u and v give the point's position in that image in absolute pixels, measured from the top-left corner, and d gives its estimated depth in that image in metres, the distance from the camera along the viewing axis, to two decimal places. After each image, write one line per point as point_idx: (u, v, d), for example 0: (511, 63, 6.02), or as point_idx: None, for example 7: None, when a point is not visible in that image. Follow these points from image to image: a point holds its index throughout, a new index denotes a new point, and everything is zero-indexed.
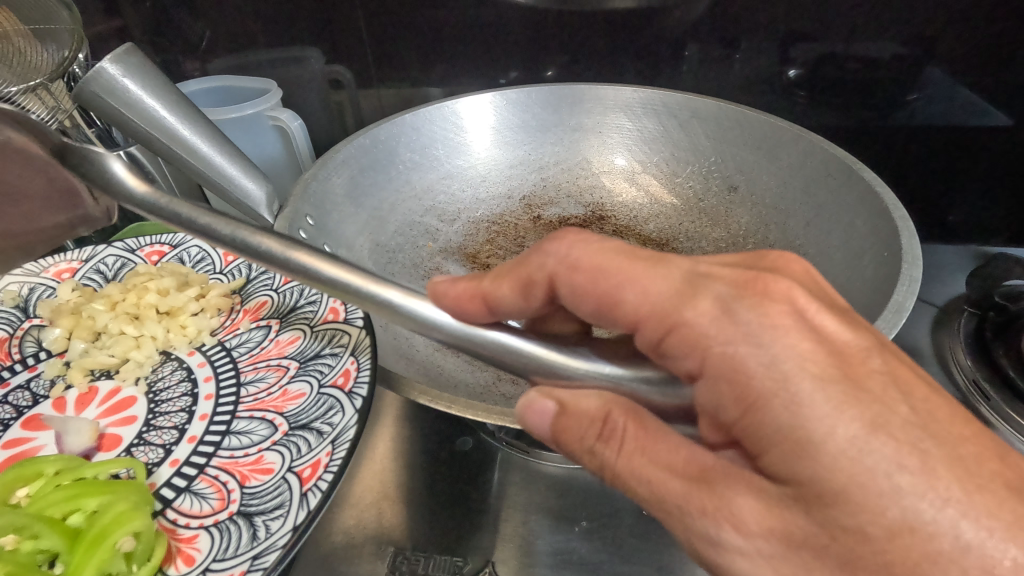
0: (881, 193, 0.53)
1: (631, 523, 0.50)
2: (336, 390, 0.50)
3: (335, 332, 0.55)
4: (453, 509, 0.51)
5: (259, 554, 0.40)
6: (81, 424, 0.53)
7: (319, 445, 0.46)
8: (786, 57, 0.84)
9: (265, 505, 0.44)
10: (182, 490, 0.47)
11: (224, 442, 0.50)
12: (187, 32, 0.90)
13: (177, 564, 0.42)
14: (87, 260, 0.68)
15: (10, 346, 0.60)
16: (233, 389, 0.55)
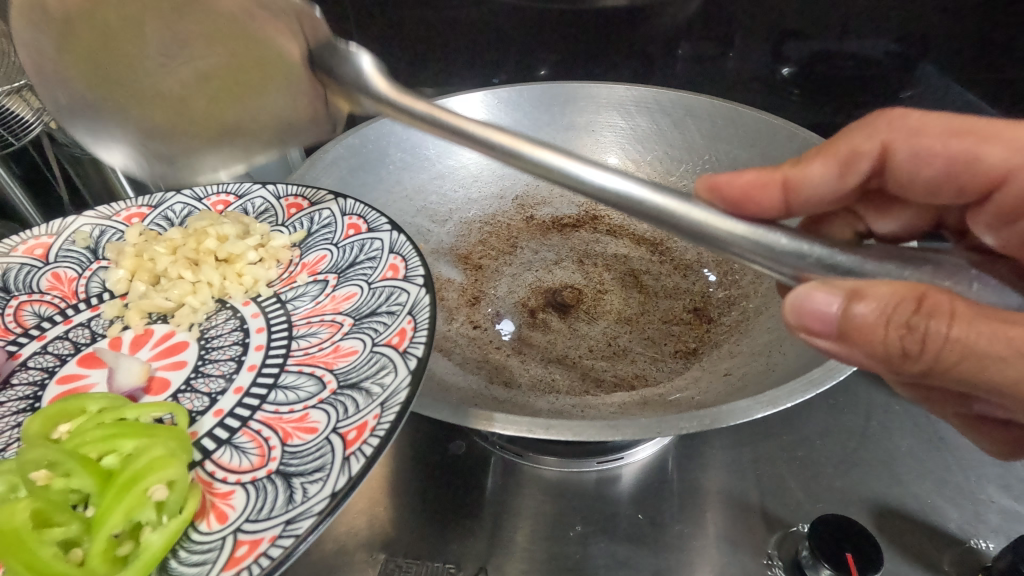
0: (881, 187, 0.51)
1: (628, 527, 0.49)
2: (392, 349, 0.42)
3: (392, 289, 0.47)
4: (444, 515, 0.51)
5: (292, 520, 0.34)
6: (134, 367, 0.47)
7: (367, 407, 0.39)
8: (779, 55, 0.83)
9: (305, 467, 0.37)
10: (222, 444, 0.41)
11: (269, 397, 0.43)
12: None
13: (209, 521, 0.36)
14: (158, 204, 0.58)
15: (72, 285, 0.53)
16: (283, 342, 0.48)
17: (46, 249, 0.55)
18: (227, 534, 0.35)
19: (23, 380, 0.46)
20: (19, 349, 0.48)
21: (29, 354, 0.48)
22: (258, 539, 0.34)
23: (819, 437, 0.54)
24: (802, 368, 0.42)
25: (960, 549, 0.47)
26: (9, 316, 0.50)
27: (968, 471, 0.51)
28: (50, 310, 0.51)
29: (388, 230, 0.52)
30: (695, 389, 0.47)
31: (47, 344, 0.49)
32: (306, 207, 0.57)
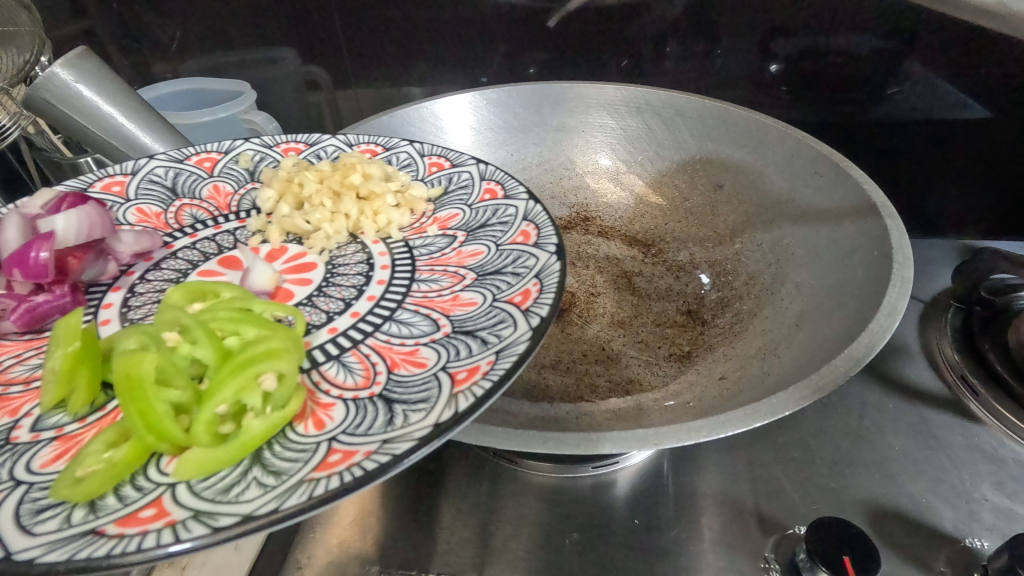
0: (869, 191, 0.51)
1: (623, 534, 0.49)
2: (514, 307, 0.38)
3: (520, 254, 0.43)
4: (434, 527, 0.50)
5: (390, 440, 0.30)
6: (268, 273, 0.45)
7: (481, 353, 0.35)
8: (767, 52, 0.83)
9: (410, 396, 0.33)
10: (330, 358, 0.37)
11: (382, 328, 0.40)
12: (158, 34, 0.91)
13: (307, 425, 0.32)
14: (315, 144, 0.59)
15: (228, 198, 0.54)
16: (405, 279, 0.44)
17: (213, 163, 0.56)
18: (321, 440, 0.31)
19: (171, 267, 0.46)
20: (172, 241, 0.49)
21: (180, 247, 0.48)
22: (354, 449, 0.30)
23: (814, 438, 0.54)
24: (802, 371, 0.41)
25: (956, 549, 0.47)
26: (170, 213, 0.51)
27: (962, 470, 0.52)
28: (205, 215, 0.52)
29: (525, 197, 0.48)
30: (690, 394, 0.46)
31: (197, 242, 0.49)
32: (447, 166, 0.55)
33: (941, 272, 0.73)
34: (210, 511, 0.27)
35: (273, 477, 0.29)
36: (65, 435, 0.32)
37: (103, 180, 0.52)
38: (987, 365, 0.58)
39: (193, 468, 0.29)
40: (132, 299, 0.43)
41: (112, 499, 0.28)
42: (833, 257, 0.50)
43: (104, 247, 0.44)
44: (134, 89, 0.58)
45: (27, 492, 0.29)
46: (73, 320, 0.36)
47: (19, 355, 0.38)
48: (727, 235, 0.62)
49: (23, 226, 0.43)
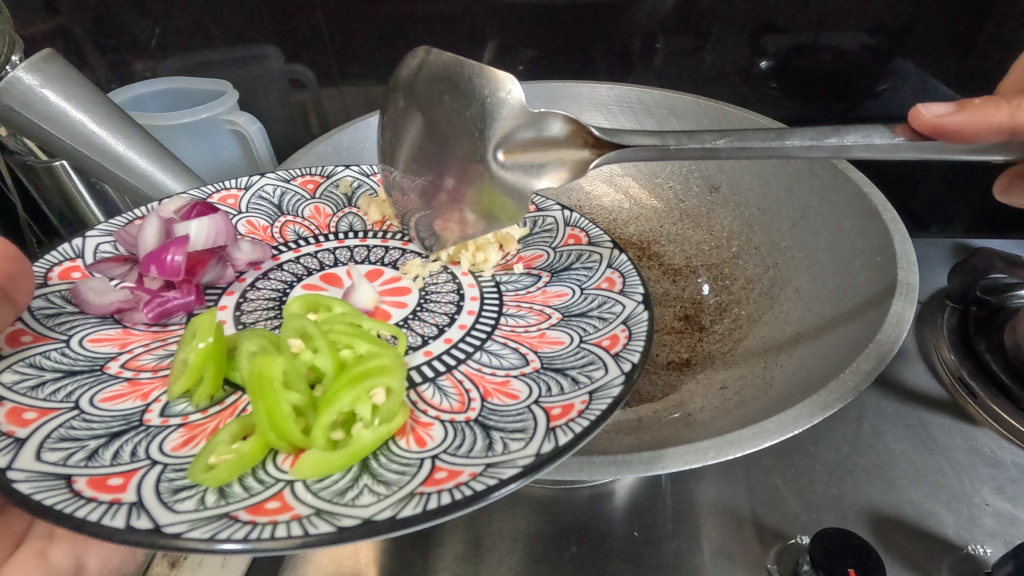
0: (869, 193, 0.51)
1: (623, 547, 0.48)
2: (602, 350, 0.45)
3: (606, 299, 0.51)
4: (427, 543, 0.49)
5: (494, 464, 0.36)
6: (370, 294, 0.53)
7: (573, 392, 0.41)
8: (757, 48, 0.81)
9: (506, 424, 0.40)
10: (427, 380, 0.45)
11: (474, 356, 0.48)
12: (136, 32, 0.88)
13: (409, 440, 0.39)
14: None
15: (327, 220, 0.63)
16: (493, 314, 0.53)
17: (315, 186, 0.65)
18: (426, 458, 0.37)
19: (278, 277, 0.56)
20: (280, 254, 0.58)
21: (286, 260, 0.58)
22: (459, 470, 0.36)
23: (813, 443, 0.53)
24: (809, 384, 0.40)
25: (958, 556, 0.46)
26: (276, 228, 0.60)
27: (961, 474, 0.51)
28: (306, 234, 0.61)
29: (609, 247, 0.57)
30: (693, 404, 0.44)
31: (302, 256, 0.58)
32: (532, 211, 0.64)
33: (934, 271, 0.73)
34: (330, 510, 0.33)
35: (384, 486, 0.35)
36: (191, 424, 0.40)
37: (221, 193, 0.61)
38: (984, 366, 0.58)
39: (310, 469, 0.35)
40: (245, 304, 0.52)
41: (238, 489, 0.35)
42: (833, 262, 0.49)
43: (223, 253, 0.54)
44: (102, 94, 0.56)
45: (164, 470, 0.36)
46: (206, 316, 0.44)
47: (148, 345, 0.47)
48: (724, 236, 0.60)
49: (161, 228, 0.53)
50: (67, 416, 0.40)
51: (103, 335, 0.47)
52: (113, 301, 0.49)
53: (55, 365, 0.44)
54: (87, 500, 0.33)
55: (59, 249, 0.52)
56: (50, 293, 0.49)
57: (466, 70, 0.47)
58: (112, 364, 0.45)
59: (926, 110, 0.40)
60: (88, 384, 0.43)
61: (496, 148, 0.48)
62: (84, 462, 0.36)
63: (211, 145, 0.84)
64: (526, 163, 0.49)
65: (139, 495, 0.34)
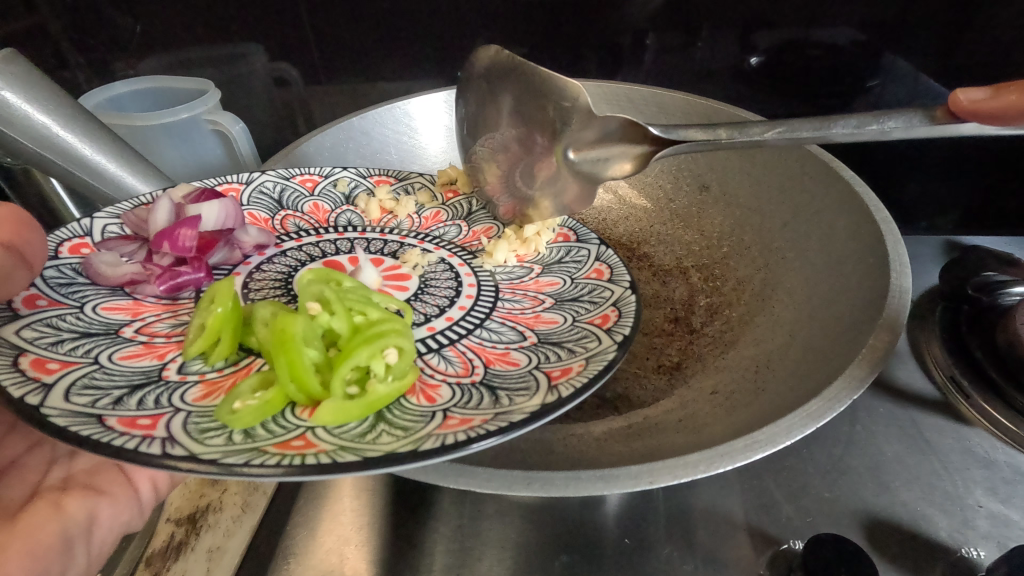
0: (862, 194, 0.50)
1: (615, 553, 0.47)
2: (595, 327, 0.45)
3: (595, 287, 0.51)
4: (415, 551, 0.48)
5: (503, 412, 0.36)
6: (375, 277, 0.52)
7: (571, 358, 0.42)
8: (748, 44, 0.80)
9: (510, 384, 0.40)
10: (432, 350, 0.45)
11: (474, 332, 0.47)
12: (115, 29, 0.86)
13: (419, 398, 0.39)
14: (404, 179, 0.64)
15: (327, 215, 0.61)
16: (490, 297, 0.52)
17: (315, 184, 0.62)
18: (437, 411, 0.37)
19: (282, 262, 0.54)
20: (282, 243, 0.56)
21: (289, 248, 0.56)
22: (470, 418, 0.36)
23: (806, 446, 0.53)
24: (801, 392, 0.39)
25: (952, 559, 0.45)
26: (277, 220, 0.58)
27: (954, 475, 0.51)
28: (307, 226, 0.59)
29: (596, 243, 0.56)
30: (680, 411, 0.43)
31: (304, 245, 0.57)
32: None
33: (926, 268, 0.72)
34: (352, 447, 0.33)
35: (401, 431, 0.35)
36: (208, 381, 0.39)
37: (222, 185, 0.59)
38: (977, 366, 0.57)
39: (328, 416, 0.34)
40: (250, 283, 0.51)
41: (262, 432, 0.34)
42: (827, 262, 0.49)
43: (230, 236, 0.52)
44: (68, 96, 0.54)
45: (189, 416, 0.36)
46: (225, 282, 0.43)
47: (158, 314, 0.46)
48: (715, 237, 0.59)
49: (172, 210, 0.51)
50: (89, 368, 0.38)
51: (115, 304, 0.45)
52: (126, 272, 0.47)
53: (72, 326, 0.42)
54: (121, 433, 0.33)
55: (68, 226, 0.49)
56: (62, 265, 0.47)
57: (537, 75, 0.56)
58: (126, 329, 0.44)
59: (965, 96, 0.42)
60: (104, 345, 0.41)
61: (568, 147, 0.56)
62: (112, 406, 0.36)
63: (195, 145, 0.82)
64: (593, 158, 0.55)
65: (169, 432, 0.34)
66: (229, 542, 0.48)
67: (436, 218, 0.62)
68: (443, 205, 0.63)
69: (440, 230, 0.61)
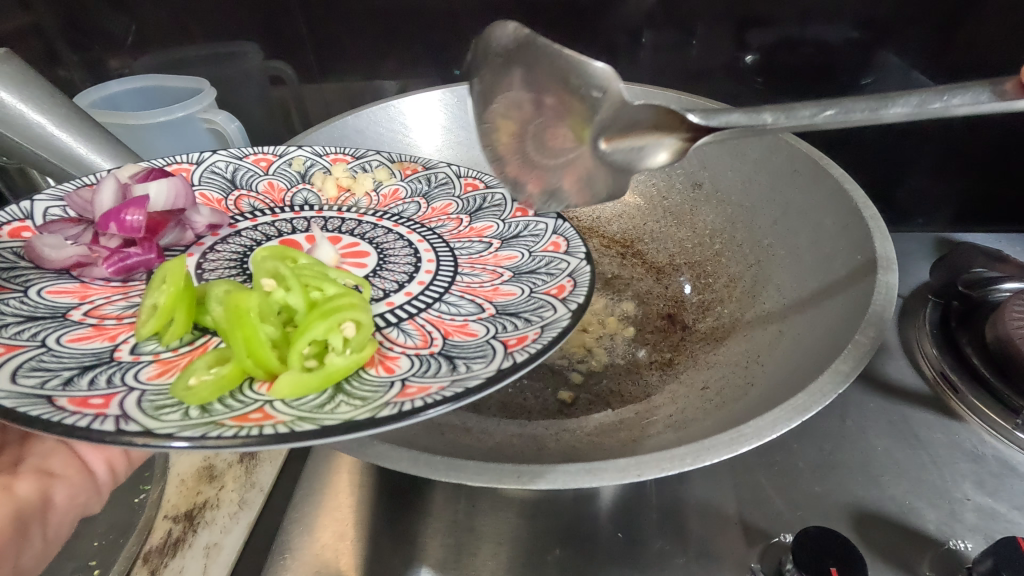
0: (850, 190, 0.50)
1: (609, 548, 0.48)
2: (550, 297, 0.45)
3: (552, 259, 0.51)
4: (411, 548, 0.49)
5: (461, 379, 0.37)
6: (332, 253, 0.52)
7: (528, 327, 0.42)
8: (742, 42, 0.81)
9: (468, 353, 0.41)
10: (392, 324, 0.45)
11: (434, 306, 0.48)
12: (110, 28, 0.86)
13: (378, 369, 0.39)
14: (360, 156, 0.65)
15: (283, 194, 0.61)
16: (448, 273, 0.52)
17: (268, 163, 0.63)
18: (395, 380, 0.38)
19: (238, 241, 0.54)
20: (237, 223, 0.57)
21: (243, 228, 0.56)
22: (427, 385, 0.37)
23: (797, 441, 0.53)
24: (787, 387, 0.39)
25: (939, 551, 0.46)
26: (230, 201, 0.59)
27: (942, 468, 0.51)
28: (261, 206, 0.60)
29: (554, 215, 0.55)
30: (672, 406, 0.44)
31: (259, 225, 0.57)
32: (480, 187, 0.61)
33: (917, 265, 0.73)
34: (311, 417, 0.34)
35: (359, 401, 0.36)
36: (163, 360, 0.40)
37: (172, 165, 0.59)
38: (966, 362, 0.58)
39: (287, 390, 0.35)
40: (205, 262, 0.51)
41: (219, 406, 0.35)
42: (813, 257, 0.49)
43: (182, 217, 0.53)
44: (63, 94, 0.55)
45: (141, 394, 0.36)
46: (176, 262, 0.43)
47: (109, 296, 0.46)
48: (706, 234, 0.59)
49: (118, 190, 0.51)
50: (36, 351, 0.39)
51: (62, 288, 0.46)
52: (73, 255, 0.48)
53: (18, 310, 0.42)
54: (71, 413, 0.33)
55: (6, 209, 0.49)
56: (4, 249, 0.47)
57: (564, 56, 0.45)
58: (74, 312, 0.44)
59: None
60: (51, 328, 0.42)
61: (599, 135, 0.48)
62: (61, 386, 0.36)
63: (188, 144, 0.82)
64: (627, 150, 0.48)
65: (122, 409, 0.34)
66: (226, 539, 0.48)
67: (394, 194, 0.62)
68: (401, 182, 0.63)
69: (399, 207, 0.61)
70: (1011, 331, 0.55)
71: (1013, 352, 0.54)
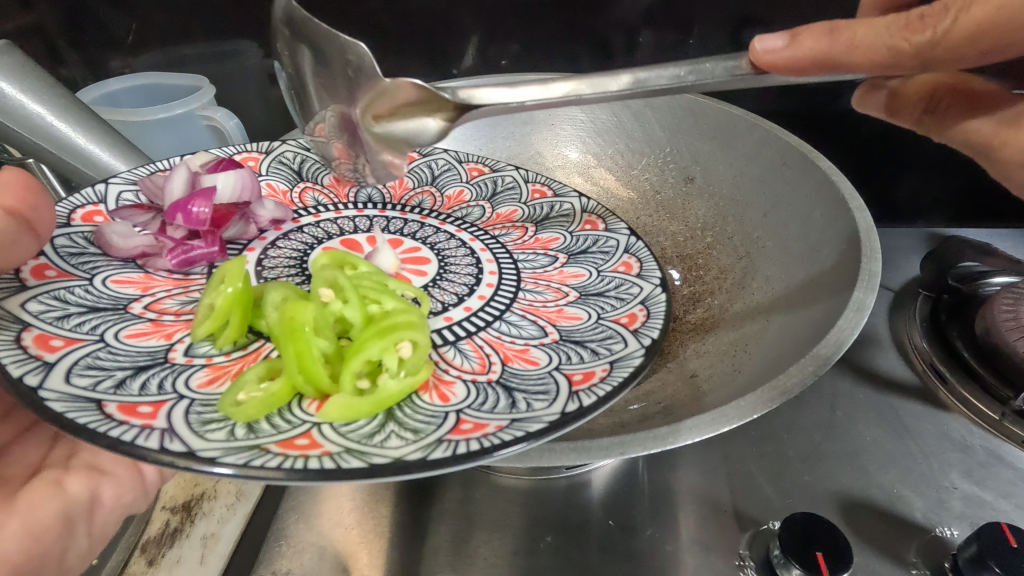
0: (837, 182, 0.51)
1: (602, 535, 0.48)
2: (620, 325, 0.46)
3: (622, 282, 0.51)
4: (405, 536, 0.49)
5: (519, 417, 0.36)
6: (392, 259, 0.53)
7: (593, 360, 0.42)
8: (738, 41, 0.82)
9: (528, 386, 0.40)
10: (448, 344, 0.45)
11: (493, 324, 0.48)
12: (111, 27, 0.87)
13: (433, 396, 0.39)
14: (429, 155, 0.66)
15: (347, 189, 0.62)
16: (511, 287, 0.53)
17: None
18: (450, 412, 0.37)
19: (300, 238, 0.55)
20: (300, 218, 0.58)
21: (306, 223, 0.57)
22: (484, 423, 0.36)
23: (787, 431, 0.54)
24: (774, 369, 0.40)
25: (926, 538, 0.47)
26: (295, 193, 0.60)
27: (931, 458, 0.52)
28: (325, 201, 0.61)
29: (625, 235, 0.56)
30: (661, 393, 0.44)
31: (321, 222, 0.58)
32: (549, 196, 0.62)
33: (909, 259, 0.73)
34: (359, 449, 0.34)
35: (412, 434, 0.35)
36: (215, 365, 0.41)
37: (241, 155, 0.61)
38: (954, 353, 0.59)
39: (336, 413, 0.35)
40: (266, 260, 0.52)
41: (266, 426, 0.35)
42: (803, 249, 0.50)
43: (245, 210, 0.54)
44: (59, 84, 0.55)
45: (191, 404, 0.36)
46: (234, 264, 0.44)
47: (170, 290, 0.47)
48: (698, 228, 0.60)
49: (188, 180, 0.53)
50: (93, 347, 0.39)
51: (126, 277, 0.47)
52: (137, 244, 0.49)
53: (80, 300, 0.43)
54: (120, 423, 0.33)
55: (80, 193, 0.51)
56: (73, 232, 0.48)
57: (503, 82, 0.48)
58: (135, 305, 0.45)
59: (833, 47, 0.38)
60: (112, 321, 0.42)
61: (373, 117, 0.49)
62: (113, 390, 0.36)
63: (188, 141, 0.82)
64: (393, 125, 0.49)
65: (170, 422, 0.34)
66: (223, 531, 0.49)
67: (459, 197, 0.63)
68: (466, 184, 0.64)
69: (463, 211, 0.62)
70: (999, 323, 0.56)
71: (1001, 343, 0.55)
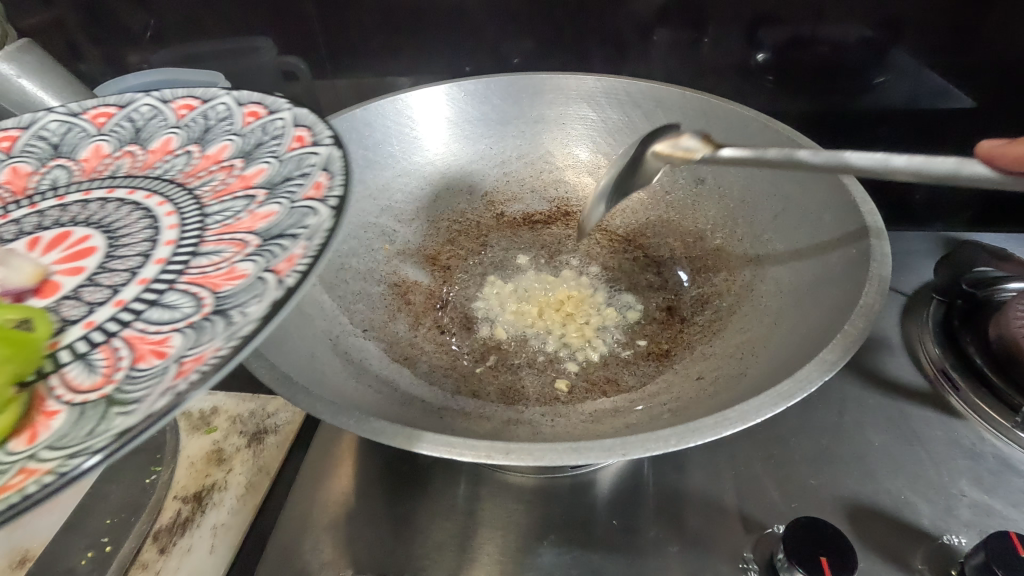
0: (848, 184, 0.49)
1: (605, 534, 0.49)
2: (277, 267, 0.28)
3: (307, 205, 0.32)
4: (409, 529, 0.50)
5: (72, 453, 0.22)
6: (23, 266, 0.31)
7: (226, 327, 0.25)
8: (753, 41, 0.81)
9: (130, 391, 0.24)
10: (76, 358, 0.27)
11: (137, 319, 0.28)
12: (130, 23, 0.88)
13: (20, 437, 0.24)
14: (128, 103, 0.43)
15: (24, 180, 0.38)
16: (185, 251, 0.31)
17: (11, 142, 0.41)
18: (22, 455, 0.23)
19: None
20: None
21: None
22: (38, 467, 0.22)
23: (794, 435, 0.54)
24: (778, 376, 0.40)
25: (933, 545, 0.46)
26: None
27: (939, 465, 0.51)
28: None
29: (329, 145, 0.35)
30: (666, 396, 0.44)
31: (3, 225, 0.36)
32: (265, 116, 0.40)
33: (922, 263, 0.73)
34: None
35: None
36: None
37: None
38: (967, 359, 0.57)
39: None
40: None
41: None
42: (812, 252, 0.49)
43: None
44: (79, 81, 0.55)
45: None
46: None
47: None
48: (707, 229, 0.60)
49: None
50: None
51: None
52: None
53: None
54: None
55: None
56: None
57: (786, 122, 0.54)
58: None
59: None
60: None
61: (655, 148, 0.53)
62: None
63: None
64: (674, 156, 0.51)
65: None
66: (232, 520, 0.54)
67: (163, 148, 0.39)
68: (176, 127, 0.41)
69: (165, 164, 0.38)
70: (1012, 330, 0.54)
71: (1015, 351, 0.54)
